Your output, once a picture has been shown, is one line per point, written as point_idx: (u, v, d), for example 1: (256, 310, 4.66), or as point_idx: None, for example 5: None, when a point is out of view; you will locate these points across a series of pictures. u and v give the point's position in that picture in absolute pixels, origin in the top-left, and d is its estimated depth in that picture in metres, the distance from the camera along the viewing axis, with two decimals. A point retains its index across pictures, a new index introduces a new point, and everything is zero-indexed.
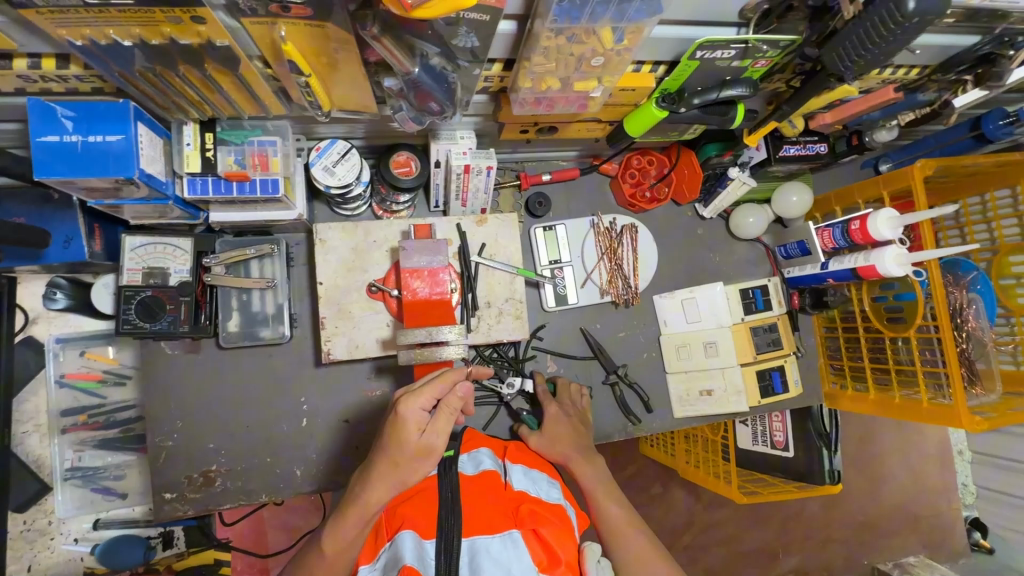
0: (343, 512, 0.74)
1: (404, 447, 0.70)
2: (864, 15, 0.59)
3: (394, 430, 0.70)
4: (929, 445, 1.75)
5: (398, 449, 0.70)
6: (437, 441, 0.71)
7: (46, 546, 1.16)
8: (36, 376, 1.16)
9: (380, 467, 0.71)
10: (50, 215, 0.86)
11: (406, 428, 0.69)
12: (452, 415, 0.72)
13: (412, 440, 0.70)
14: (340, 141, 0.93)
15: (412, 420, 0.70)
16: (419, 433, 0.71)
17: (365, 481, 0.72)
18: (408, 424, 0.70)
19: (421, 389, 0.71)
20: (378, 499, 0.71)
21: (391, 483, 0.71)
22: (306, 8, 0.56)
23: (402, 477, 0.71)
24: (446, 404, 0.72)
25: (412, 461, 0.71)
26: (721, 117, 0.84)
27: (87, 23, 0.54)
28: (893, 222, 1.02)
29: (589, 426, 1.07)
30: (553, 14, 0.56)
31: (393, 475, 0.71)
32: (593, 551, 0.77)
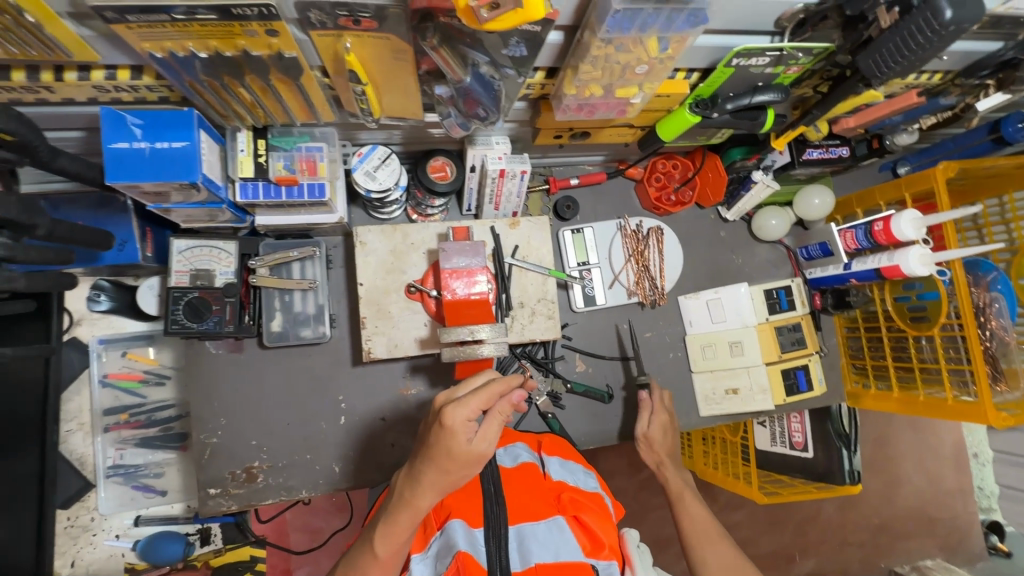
0: (389, 520, 0.70)
1: (455, 454, 0.65)
2: (899, 25, 0.62)
3: (444, 437, 0.65)
4: (945, 447, 1.76)
5: (448, 456, 0.66)
6: (485, 449, 0.68)
7: (89, 542, 1.19)
8: (80, 376, 1.20)
9: (427, 473, 0.67)
10: (106, 219, 0.90)
11: (457, 436, 0.65)
12: (502, 421, 0.69)
13: (463, 448, 0.65)
14: (380, 147, 0.96)
15: (464, 427, 0.65)
16: (469, 441, 0.66)
17: (412, 487, 0.69)
18: (460, 432, 0.65)
19: (472, 397, 0.66)
20: (428, 504, 0.69)
21: (440, 488, 0.68)
22: (373, 21, 0.59)
23: (450, 483, 0.68)
24: (497, 411, 0.68)
25: (462, 468, 0.67)
26: (751, 122, 0.87)
27: (171, 37, 0.58)
28: (917, 223, 1.04)
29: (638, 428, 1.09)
30: (606, 25, 0.59)
31: (442, 481, 0.68)
32: (632, 536, 0.80)
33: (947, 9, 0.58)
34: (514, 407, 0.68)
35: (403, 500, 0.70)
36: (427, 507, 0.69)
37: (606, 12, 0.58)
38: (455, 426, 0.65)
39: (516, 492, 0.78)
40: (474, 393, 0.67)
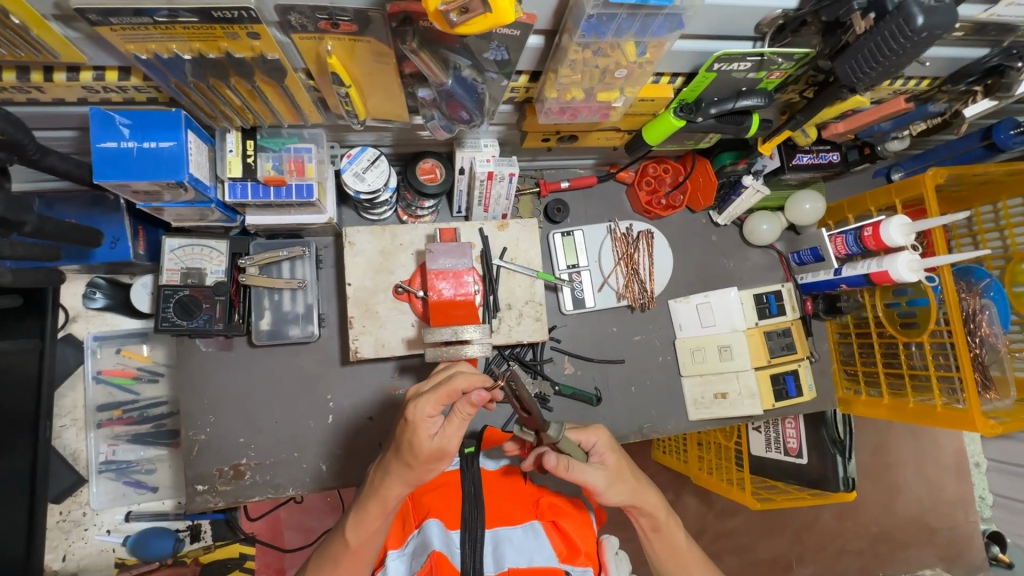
0: (360, 510, 0.72)
1: (417, 452, 0.67)
2: (875, 30, 0.62)
3: (407, 430, 0.67)
4: (946, 456, 1.74)
5: (412, 452, 0.67)
6: (449, 445, 0.68)
7: (80, 536, 1.20)
8: (74, 372, 1.21)
9: (394, 464, 0.69)
10: (98, 217, 0.91)
11: (418, 431, 0.66)
12: (465, 420, 0.68)
13: (423, 446, 0.66)
14: (370, 148, 0.97)
15: (426, 423, 0.66)
16: (432, 436, 0.67)
17: (381, 478, 0.71)
18: (421, 427, 0.66)
19: (432, 393, 0.67)
20: (397, 494, 0.71)
21: (408, 480, 0.70)
22: (353, 25, 0.61)
23: (417, 476, 0.69)
24: (457, 410, 0.67)
25: (426, 463, 0.68)
26: (736, 127, 0.87)
27: (154, 40, 0.60)
28: (906, 229, 1.04)
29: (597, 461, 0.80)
30: (581, 29, 0.60)
31: (410, 474, 0.69)
32: (612, 542, 0.78)
33: (919, 16, 0.58)
34: (474, 406, 0.66)
35: (373, 490, 0.72)
36: (396, 498, 0.71)
37: (581, 17, 0.59)
38: (416, 420, 0.66)
39: (495, 496, 0.78)
40: (436, 389, 0.68)
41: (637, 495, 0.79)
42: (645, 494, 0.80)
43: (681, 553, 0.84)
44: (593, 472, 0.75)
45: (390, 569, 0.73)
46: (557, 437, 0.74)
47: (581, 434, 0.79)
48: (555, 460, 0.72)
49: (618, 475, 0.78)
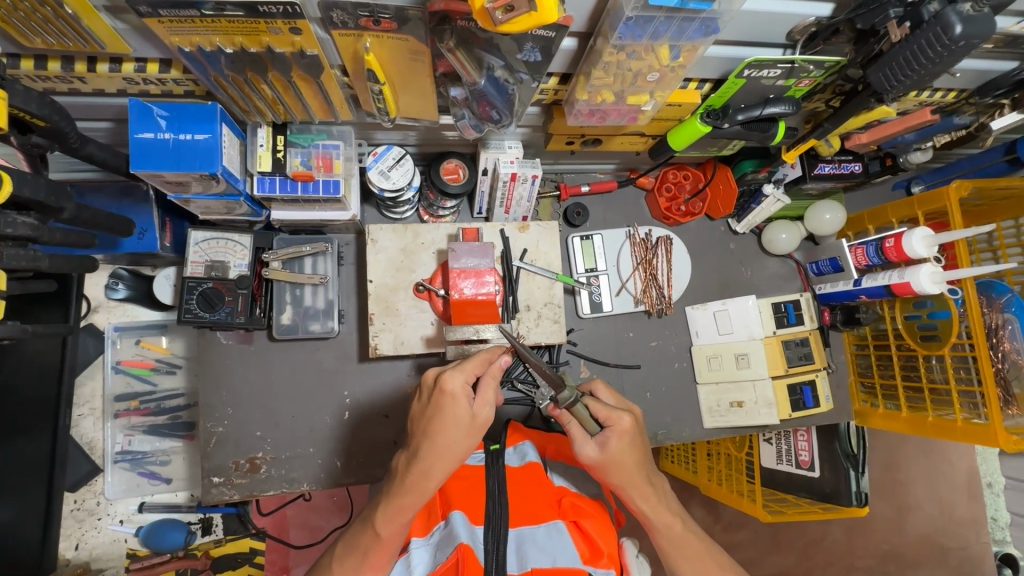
0: (397, 506, 0.70)
1: (461, 420, 0.68)
2: (911, 39, 0.63)
3: (446, 402, 0.68)
4: (958, 475, 1.71)
5: (454, 423, 0.68)
6: (487, 413, 0.70)
7: (94, 526, 1.20)
8: (94, 361, 1.22)
9: (435, 444, 0.68)
10: (128, 207, 0.92)
11: (459, 399, 0.68)
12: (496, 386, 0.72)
13: (467, 412, 0.68)
14: (395, 147, 0.98)
15: (465, 391, 0.69)
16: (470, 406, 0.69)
17: (421, 470, 0.69)
18: (462, 396, 0.68)
19: (464, 363, 0.70)
20: (436, 485, 0.70)
21: (448, 465, 0.69)
22: (392, 22, 0.61)
23: (456, 458, 0.69)
24: (489, 376, 0.71)
25: (467, 437, 0.69)
26: (762, 134, 0.87)
27: (199, 33, 0.61)
28: (929, 241, 1.03)
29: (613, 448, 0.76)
30: (618, 31, 0.61)
31: (451, 458, 0.69)
32: (632, 546, 0.79)
33: (958, 25, 0.59)
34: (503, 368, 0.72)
35: (409, 485, 0.69)
36: (433, 487, 0.70)
37: (619, 19, 0.59)
38: (455, 390, 0.68)
39: (518, 494, 0.77)
40: (466, 360, 0.71)
41: (628, 488, 0.79)
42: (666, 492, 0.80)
43: (678, 549, 0.82)
44: (583, 446, 0.77)
45: (414, 556, 0.72)
46: (569, 401, 0.77)
47: (609, 411, 0.77)
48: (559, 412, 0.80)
49: (614, 465, 0.77)
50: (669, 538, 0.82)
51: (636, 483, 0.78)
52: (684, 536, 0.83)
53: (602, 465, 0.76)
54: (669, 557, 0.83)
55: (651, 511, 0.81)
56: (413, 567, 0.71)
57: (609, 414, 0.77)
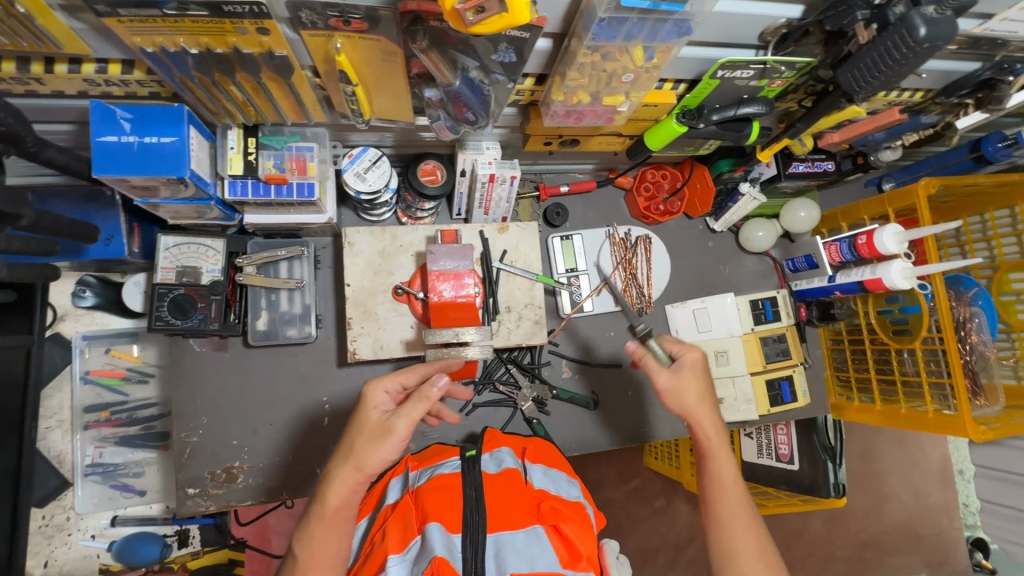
0: (311, 526, 0.73)
1: (366, 426, 0.75)
2: (878, 39, 0.63)
3: (362, 408, 0.77)
4: (932, 464, 1.76)
5: (361, 429, 0.75)
6: (399, 425, 0.71)
7: (64, 542, 1.16)
8: (62, 372, 1.18)
9: (344, 449, 0.75)
10: (93, 213, 0.89)
11: (369, 405, 0.76)
12: (420, 404, 0.71)
13: (372, 419, 0.75)
14: (371, 149, 0.97)
15: (378, 397, 0.76)
16: (384, 415, 0.76)
17: (327, 479, 0.74)
18: (373, 400, 0.77)
19: (393, 374, 0.79)
20: (335, 494, 0.73)
21: (349, 473, 0.73)
22: (364, 23, 0.60)
23: (355, 466, 0.72)
24: (421, 396, 0.71)
25: (369, 443, 0.73)
26: (737, 134, 0.89)
27: (162, 33, 0.59)
28: (898, 237, 1.06)
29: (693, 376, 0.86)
30: (592, 32, 0.60)
31: (352, 464, 0.73)
32: (612, 547, 0.80)
33: (922, 27, 0.60)
34: (433, 390, 0.70)
35: (318, 498, 0.74)
36: (340, 501, 0.73)
37: (592, 20, 0.59)
38: (370, 398, 0.77)
39: (496, 499, 0.77)
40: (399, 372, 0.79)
41: (694, 417, 0.85)
42: (710, 429, 0.85)
43: (727, 496, 0.82)
44: (658, 372, 0.87)
45: (390, 574, 0.69)
46: (646, 334, 0.89)
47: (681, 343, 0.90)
48: (633, 344, 0.88)
49: (686, 390, 0.86)
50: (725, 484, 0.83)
51: (704, 412, 0.85)
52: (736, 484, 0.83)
53: (678, 386, 0.85)
54: (714, 509, 0.83)
55: (713, 445, 0.85)
56: None
57: (682, 346, 0.89)
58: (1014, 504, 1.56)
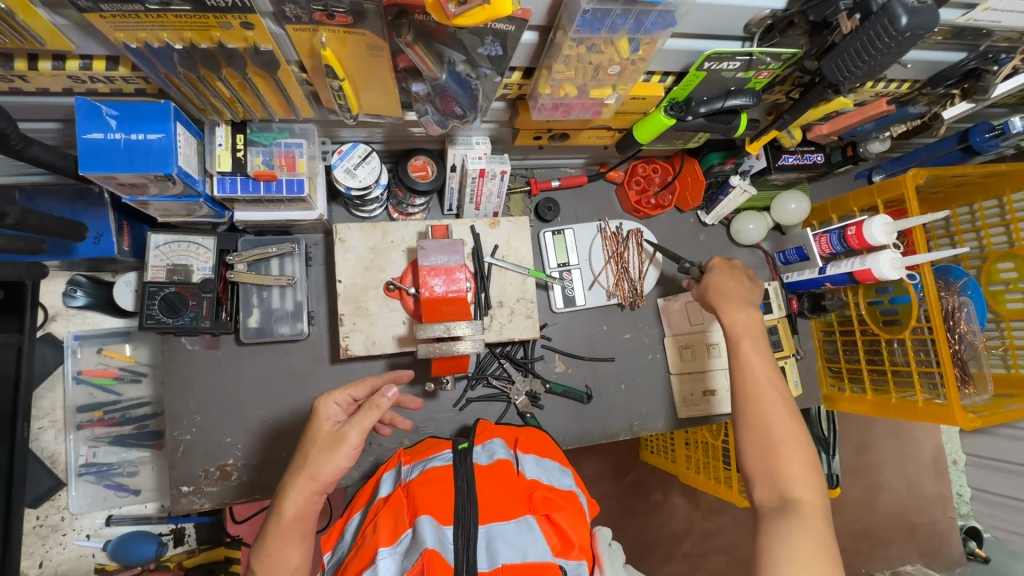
0: (269, 538, 0.71)
1: (318, 435, 0.75)
2: (861, 29, 0.64)
3: (314, 420, 0.77)
4: (925, 454, 1.78)
5: (314, 439, 0.75)
6: (352, 433, 0.72)
7: (58, 542, 1.16)
8: (54, 372, 1.18)
9: (296, 460, 0.75)
10: (82, 211, 0.89)
11: (321, 417, 0.77)
12: (371, 412, 0.73)
13: (324, 428, 0.75)
14: (361, 145, 0.97)
15: (329, 408, 0.77)
16: (335, 425, 0.76)
17: (281, 492, 0.73)
18: (324, 411, 0.77)
19: (344, 387, 0.80)
20: (291, 505, 0.72)
21: (304, 484, 0.72)
22: (348, 17, 0.60)
23: (309, 476, 0.72)
24: (371, 404, 0.73)
25: (322, 451, 0.73)
26: (725, 126, 0.88)
27: (145, 28, 0.59)
28: (888, 228, 1.07)
29: (718, 275, 0.94)
30: (576, 24, 0.60)
31: (306, 474, 0.72)
32: (604, 534, 0.81)
33: (903, 16, 0.60)
34: (383, 398, 0.71)
35: (274, 511, 0.73)
36: (295, 512, 0.72)
37: (576, 12, 0.59)
38: (321, 409, 0.77)
39: (488, 489, 0.77)
40: (350, 383, 0.80)
41: (723, 310, 0.90)
42: (737, 320, 0.87)
43: (748, 381, 0.81)
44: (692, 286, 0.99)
45: (380, 566, 0.69)
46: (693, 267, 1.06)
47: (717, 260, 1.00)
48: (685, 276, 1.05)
49: (716, 289, 0.93)
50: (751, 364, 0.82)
51: (730, 306, 0.89)
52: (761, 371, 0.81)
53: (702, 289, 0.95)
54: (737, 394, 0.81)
55: (737, 335, 0.86)
56: None
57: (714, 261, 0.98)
58: (1006, 493, 1.57)
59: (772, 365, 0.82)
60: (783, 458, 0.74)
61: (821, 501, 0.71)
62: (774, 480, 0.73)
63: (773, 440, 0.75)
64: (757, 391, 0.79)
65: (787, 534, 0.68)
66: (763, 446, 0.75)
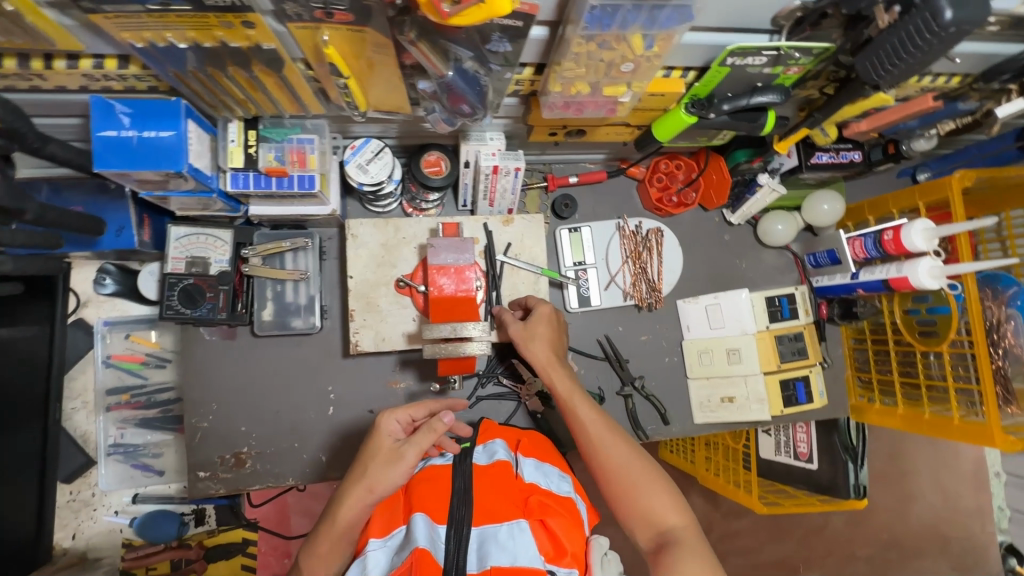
0: (318, 541, 0.77)
1: (377, 451, 0.80)
2: (898, 24, 0.59)
3: (375, 435, 0.82)
4: (964, 465, 1.66)
5: (372, 456, 0.80)
6: (410, 455, 0.77)
7: (90, 516, 1.22)
8: (86, 356, 1.23)
9: (351, 475, 0.80)
10: (104, 205, 0.92)
11: (383, 433, 0.82)
12: (430, 435, 0.78)
13: (386, 445, 0.80)
14: (374, 140, 0.96)
15: (391, 425, 0.82)
16: (395, 441, 0.81)
17: (338, 499, 0.79)
18: (386, 428, 0.82)
19: (404, 406, 0.85)
20: (347, 514, 0.77)
21: (360, 495, 0.77)
22: (348, 13, 0.59)
23: (366, 488, 0.77)
24: (430, 428, 0.78)
25: (380, 466, 0.78)
26: (751, 124, 0.84)
27: (148, 28, 0.58)
28: (928, 234, 1.00)
29: (541, 317, 0.92)
30: (584, 21, 0.57)
31: (363, 485, 0.77)
32: (600, 544, 0.78)
33: (948, 9, 0.55)
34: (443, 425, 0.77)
35: (327, 515, 0.79)
36: (349, 521, 0.77)
37: (584, 8, 0.56)
38: (384, 426, 0.82)
39: (484, 490, 0.76)
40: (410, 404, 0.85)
41: (544, 360, 0.89)
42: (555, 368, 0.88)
43: (591, 433, 0.82)
44: (510, 321, 0.92)
45: (370, 558, 0.70)
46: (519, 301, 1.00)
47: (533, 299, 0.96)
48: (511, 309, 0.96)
49: (535, 337, 0.90)
50: (582, 419, 0.83)
51: (550, 361, 0.89)
52: (600, 419, 0.83)
53: (525, 335, 0.90)
54: (587, 448, 0.82)
55: (565, 394, 0.86)
56: (368, 569, 0.69)
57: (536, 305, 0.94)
58: None
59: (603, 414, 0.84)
60: (646, 497, 0.76)
61: (686, 517, 0.75)
62: (647, 519, 0.75)
63: (629, 484, 0.77)
64: (598, 430, 0.82)
65: (678, 563, 0.69)
66: (626, 488, 0.77)
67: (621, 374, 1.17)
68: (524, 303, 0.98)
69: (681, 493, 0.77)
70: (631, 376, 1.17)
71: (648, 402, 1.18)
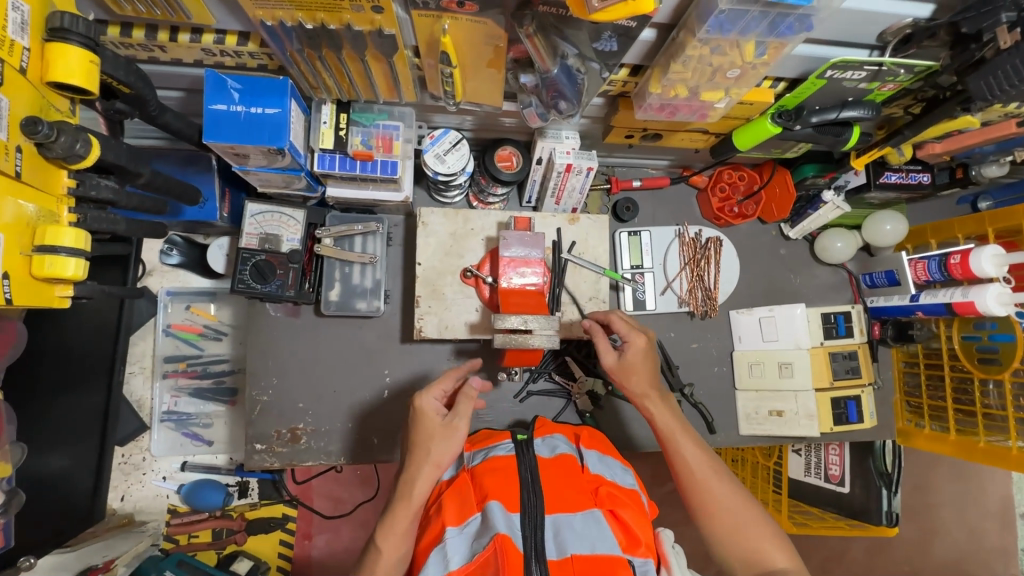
0: (394, 520, 0.76)
1: (430, 430, 0.80)
2: (1019, 48, 0.60)
3: (420, 415, 0.82)
4: (991, 503, 1.65)
5: (428, 436, 0.80)
6: (461, 423, 0.80)
7: (139, 480, 1.26)
8: (147, 324, 1.27)
9: (410, 456, 0.79)
10: (192, 175, 0.95)
11: (427, 412, 0.81)
12: (470, 402, 0.82)
13: (436, 422, 0.80)
14: (452, 131, 0.98)
15: (432, 403, 0.82)
16: (441, 416, 0.82)
17: (405, 478, 0.78)
18: (427, 407, 0.82)
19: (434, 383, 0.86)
20: (421, 490, 0.77)
21: (430, 473, 0.77)
22: (476, 5, 0.61)
23: (434, 464, 0.78)
24: (466, 396, 0.82)
25: (441, 444, 0.79)
26: (834, 138, 0.84)
27: (281, 7, 0.61)
28: (999, 259, 1.00)
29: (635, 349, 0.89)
30: (708, 25, 0.58)
31: (430, 463, 0.78)
32: (668, 535, 0.79)
33: None
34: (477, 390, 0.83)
35: (397, 496, 0.78)
36: (422, 495, 0.77)
37: (710, 12, 0.57)
38: (427, 405, 0.82)
39: (552, 481, 0.77)
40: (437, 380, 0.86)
41: (643, 392, 0.89)
42: (652, 398, 0.89)
43: (693, 469, 0.83)
44: (605, 354, 0.91)
45: (449, 546, 0.70)
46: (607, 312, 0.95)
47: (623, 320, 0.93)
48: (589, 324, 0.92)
49: (632, 370, 0.89)
50: (685, 456, 0.84)
51: (648, 393, 0.89)
52: (702, 455, 0.84)
53: (623, 368, 0.89)
54: (686, 483, 0.82)
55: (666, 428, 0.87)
56: (448, 558, 0.69)
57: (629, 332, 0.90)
58: None
59: (706, 452, 0.84)
60: (754, 540, 0.77)
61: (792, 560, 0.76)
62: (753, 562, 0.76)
63: (734, 524, 0.78)
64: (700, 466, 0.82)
65: None
66: (732, 529, 0.78)
67: (671, 379, 1.16)
68: (603, 320, 0.95)
69: (784, 534, 0.79)
70: (681, 383, 1.17)
71: (695, 408, 1.17)
